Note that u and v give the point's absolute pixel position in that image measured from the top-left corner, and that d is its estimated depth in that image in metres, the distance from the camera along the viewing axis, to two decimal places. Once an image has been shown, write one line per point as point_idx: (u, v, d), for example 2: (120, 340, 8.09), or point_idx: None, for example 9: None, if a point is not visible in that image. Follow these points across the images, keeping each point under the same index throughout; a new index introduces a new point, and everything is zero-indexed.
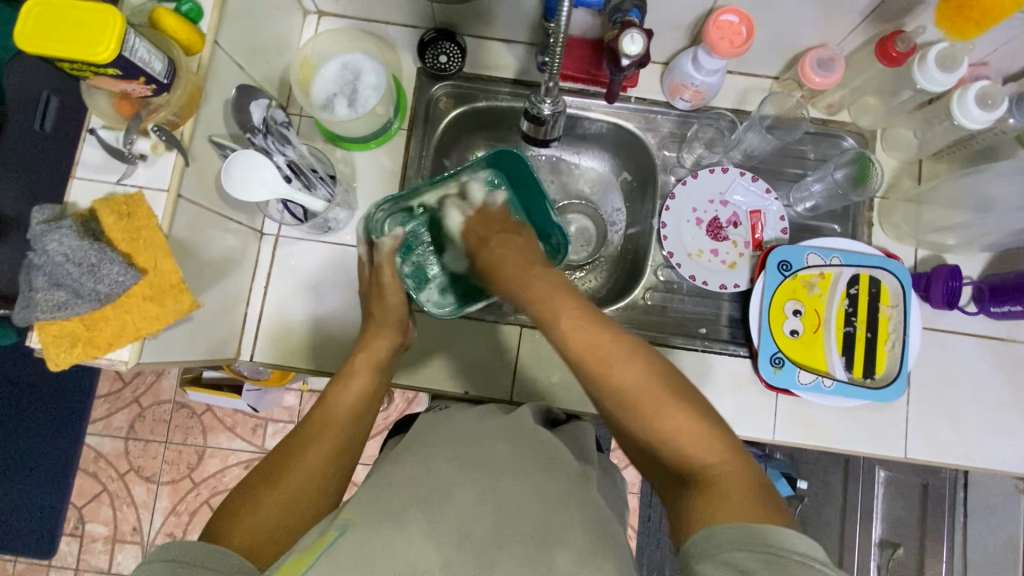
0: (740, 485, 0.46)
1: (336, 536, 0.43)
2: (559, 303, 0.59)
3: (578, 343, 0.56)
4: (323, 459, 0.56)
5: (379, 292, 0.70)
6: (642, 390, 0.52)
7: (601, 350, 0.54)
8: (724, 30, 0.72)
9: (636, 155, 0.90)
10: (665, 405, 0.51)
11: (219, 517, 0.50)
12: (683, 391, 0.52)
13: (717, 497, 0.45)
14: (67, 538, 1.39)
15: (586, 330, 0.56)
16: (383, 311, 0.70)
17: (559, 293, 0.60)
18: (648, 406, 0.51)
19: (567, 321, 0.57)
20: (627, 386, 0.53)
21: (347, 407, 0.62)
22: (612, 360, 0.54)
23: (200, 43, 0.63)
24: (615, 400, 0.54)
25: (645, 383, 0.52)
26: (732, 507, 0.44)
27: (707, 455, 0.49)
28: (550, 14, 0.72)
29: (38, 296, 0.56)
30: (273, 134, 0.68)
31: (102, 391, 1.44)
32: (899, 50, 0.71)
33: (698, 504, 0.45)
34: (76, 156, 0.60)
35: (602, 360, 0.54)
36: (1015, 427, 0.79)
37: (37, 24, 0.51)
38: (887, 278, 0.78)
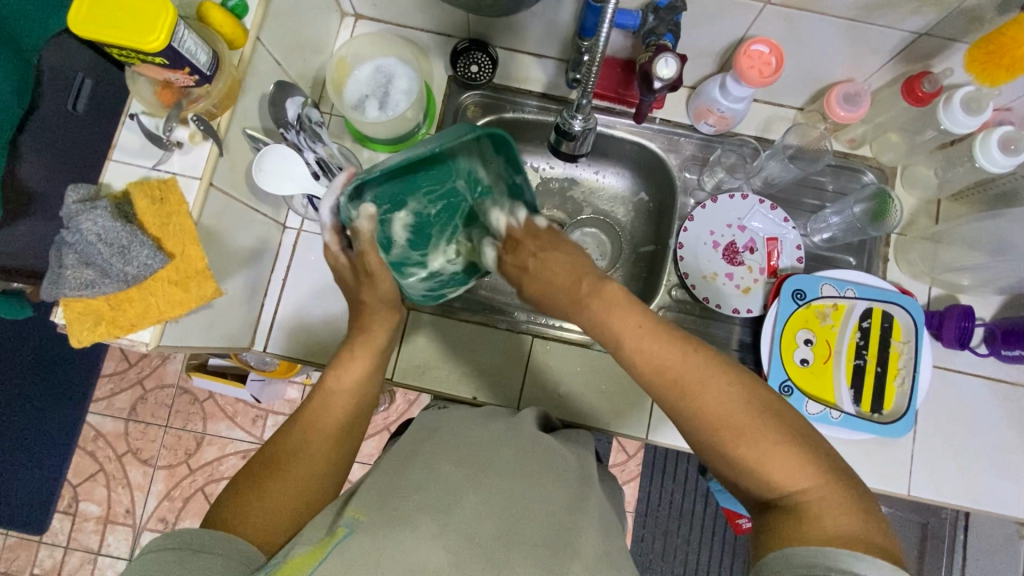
0: (830, 506, 0.47)
1: (344, 536, 0.44)
2: (626, 316, 0.55)
3: (660, 367, 0.53)
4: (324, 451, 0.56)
5: (368, 281, 0.63)
6: (731, 416, 0.50)
7: (673, 372, 0.52)
8: (755, 59, 0.73)
9: (657, 176, 0.91)
10: (751, 427, 0.50)
11: (223, 502, 0.51)
12: (772, 411, 0.50)
13: (807, 521, 0.47)
14: (60, 515, 1.39)
15: (663, 349, 0.53)
16: (376, 297, 0.64)
17: (623, 303, 0.56)
18: (733, 426, 0.50)
19: (631, 340, 0.54)
20: (711, 412, 0.51)
21: (349, 391, 0.60)
22: (695, 385, 0.51)
23: (243, 39, 0.64)
24: (694, 421, 0.52)
25: (727, 403, 0.51)
26: (823, 532, 0.46)
27: (798, 478, 0.48)
28: (586, 32, 0.74)
29: (67, 273, 0.57)
30: (305, 130, 0.70)
31: (107, 370, 1.45)
32: (925, 91, 0.73)
33: (789, 526, 0.47)
34: (115, 138, 0.62)
35: (682, 385, 0.52)
36: (1021, 472, 0.79)
37: (91, 11, 0.52)
38: (900, 314, 0.79)
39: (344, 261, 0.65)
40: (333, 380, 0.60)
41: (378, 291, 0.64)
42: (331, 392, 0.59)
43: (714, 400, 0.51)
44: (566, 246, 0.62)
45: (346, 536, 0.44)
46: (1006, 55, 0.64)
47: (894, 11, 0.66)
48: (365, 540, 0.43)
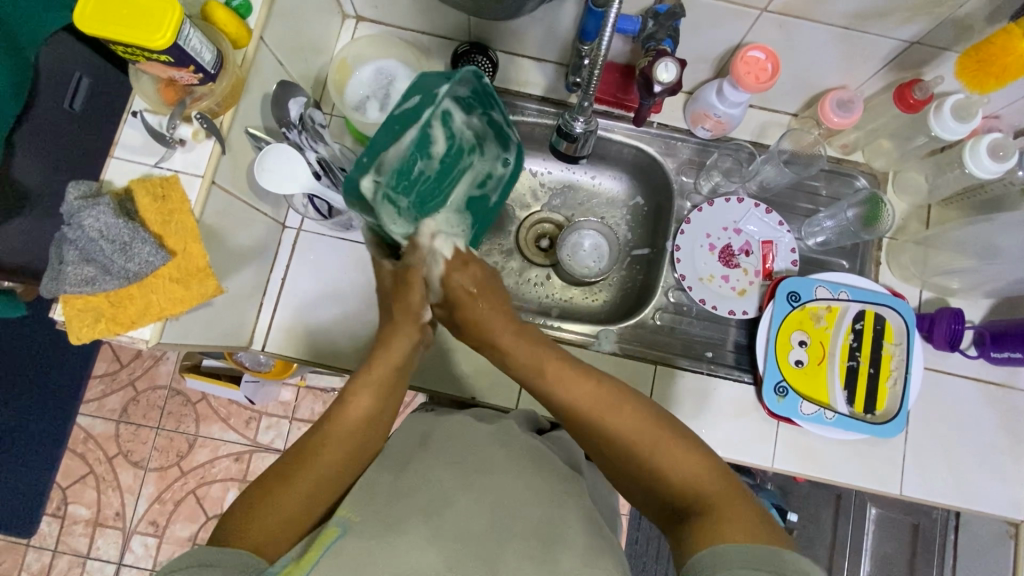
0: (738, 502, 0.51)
1: (336, 537, 0.45)
2: (543, 353, 0.59)
3: (580, 396, 0.57)
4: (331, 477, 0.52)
5: (402, 289, 0.58)
6: (642, 429, 0.55)
7: (593, 401, 0.57)
8: (751, 65, 0.74)
9: (653, 180, 0.92)
10: (666, 440, 0.55)
11: (234, 512, 0.48)
12: (671, 425, 0.56)
13: (721, 515, 0.49)
14: (48, 518, 1.37)
15: (577, 382, 0.57)
16: (404, 310, 0.58)
17: (544, 344, 0.60)
18: (649, 441, 0.55)
19: (554, 369, 0.58)
20: (623, 432, 0.56)
21: (360, 418, 0.55)
22: (610, 410, 0.56)
23: (246, 38, 0.65)
24: (617, 437, 0.56)
25: (639, 422, 0.56)
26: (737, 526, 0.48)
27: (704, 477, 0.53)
28: (586, 37, 0.74)
29: (68, 270, 0.57)
30: (307, 131, 0.70)
31: (98, 371, 1.43)
32: (916, 98, 0.75)
33: (713, 522, 0.49)
34: (116, 136, 0.62)
35: (595, 409, 0.56)
36: (1009, 472, 0.81)
37: (98, 8, 0.52)
38: (892, 316, 0.80)
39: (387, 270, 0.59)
40: (345, 406, 0.54)
41: (398, 311, 0.58)
42: (345, 412, 0.54)
43: (628, 418, 0.56)
44: (497, 283, 0.62)
45: (337, 538, 0.45)
46: (997, 62, 0.66)
47: (888, 20, 0.68)
48: (358, 543, 0.44)
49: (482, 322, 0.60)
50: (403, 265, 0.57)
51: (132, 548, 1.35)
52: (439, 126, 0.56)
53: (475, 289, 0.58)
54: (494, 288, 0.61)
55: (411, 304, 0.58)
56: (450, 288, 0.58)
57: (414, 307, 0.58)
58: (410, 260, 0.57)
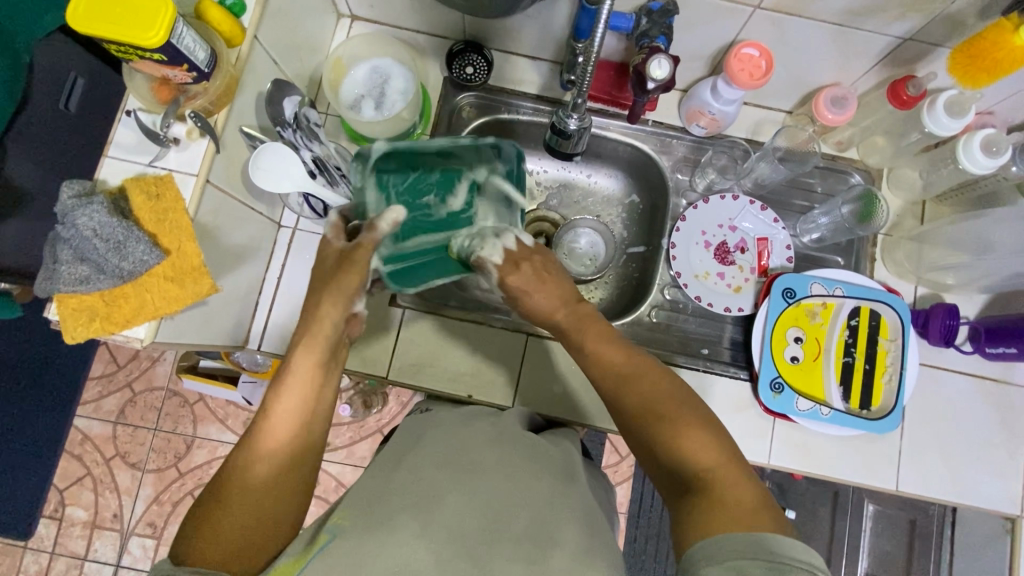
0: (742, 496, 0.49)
1: (327, 541, 0.46)
2: (585, 324, 0.62)
3: (610, 365, 0.59)
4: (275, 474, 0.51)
5: (341, 267, 0.58)
6: (662, 403, 0.55)
7: (621, 369, 0.59)
8: (745, 62, 0.74)
9: (649, 178, 0.92)
10: (682, 421, 0.54)
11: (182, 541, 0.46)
12: (693, 408, 0.55)
13: (720, 507, 0.48)
14: (46, 520, 1.37)
15: (613, 351, 0.60)
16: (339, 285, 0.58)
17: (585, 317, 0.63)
18: (666, 416, 0.55)
19: (593, 338, 0.61)
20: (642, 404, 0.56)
21: (294, 413, 0.53)
22: (635, 379, 0.57)
23: (240, 37, 0.65)
24: (636, 407, 0.56)
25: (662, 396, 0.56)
26: (730, 517, 0.47)
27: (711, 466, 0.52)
28: (580, 35, 0.75)
29: (62, 269, 0.57)
30: (302, 129, 0.70)
31: (95, 372, 1.43)
32: (910, 94, 0.75)
33: (711, 513, 0.48)
34: (110, 135, 0.62)
35: (623, 378, 0.58)
36: (1004, 467, 0.81)
37: (91, 7, 0.52)
38: (887, 312, 0.81)
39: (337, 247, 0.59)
40: (274, 403, 0.53)
41: (327, 297, 0.58)
42: (281, 405, 0.53)
43: (648, 390, 0.56)
44: (559, 272, 0.66)
45: (329, 542, 0.46)
46: (988, 57, 0.66)
47: (881, 16, 0.68)
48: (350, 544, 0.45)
49: (538, 306, 0.65)
50: (353, 244, 0.58)
51: (130, 550, 1.35)
52: (463, 187, 0.69)
53: (527, 285, 0.64)
54: (550, 276, 0.65)
55: (345, 287, 0.58)
56: (511, 288, 0.65)
57: (350, 289, 0.58)
58: (364, 238, 0.58)
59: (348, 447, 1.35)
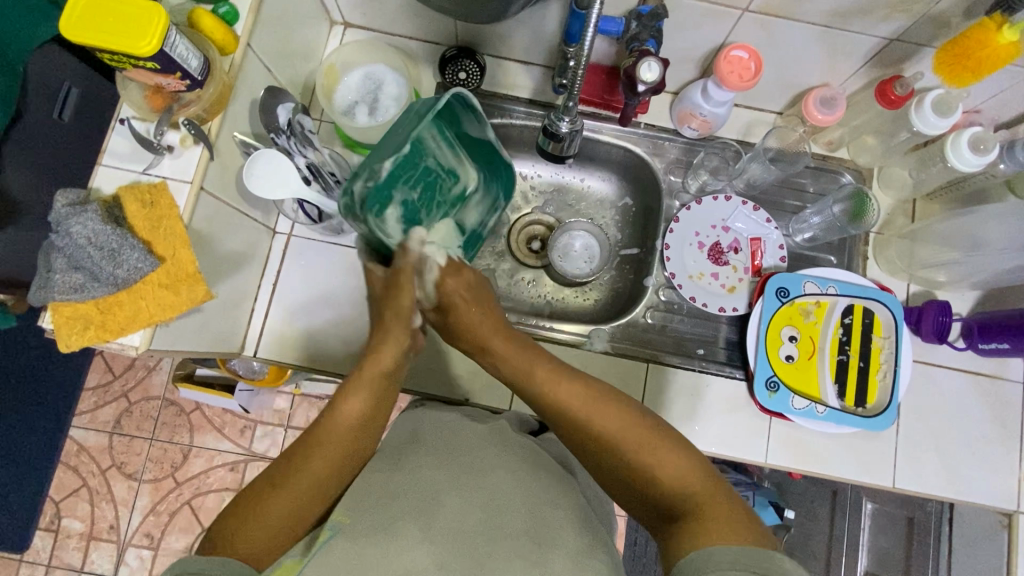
0: (722, 507, 0.50)
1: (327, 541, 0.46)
2: (532, 358, 0.57)
3: (563, 401, 0.56)
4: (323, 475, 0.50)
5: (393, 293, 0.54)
6: (628, 431, 0.54)
7: (580, 403, 0.55)
8: (734, 64, 0.75)
9: (641, 181, 0.93)
10: (654, 443, 0.53)
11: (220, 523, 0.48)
12: (660, 427, 0.55)
13: (706, 524, 0.49)
14: (41, 533, 1.36)
15: (563, 383, 0.56)
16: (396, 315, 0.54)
17: (531, 349, 0.58)
18: (635, 446, 0.53)
19: (544, 374, 0.56)
20: (606, 433, 0.54)
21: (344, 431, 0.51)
22: (594, 411, 0.55)
23: (234, 45, 0.65)
24: (600, 441, 0.55)
25: (624, 427, 0.54)
26: (720, 532, 0.48)
27: (688, 482, 0.52)
28: (572, 39, 0.75)
29: (56, 277, 0.57)
30: (296, 136, 0.70)
31: (91, 383, 1.42)
32: (897, 94, 0.75)
33: (695, 532, 0.48)
34: (104, 143, 0.62)
35: (579, 411, 0.55)
36: (999, 463, 0.81)
37: (83, 17, 0.53)
38: (880, 310, 0.81)
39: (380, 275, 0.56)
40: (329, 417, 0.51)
41: (387, 318, 0.54)
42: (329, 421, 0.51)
43: (608, 424, 0.54)
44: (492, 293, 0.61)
45: (330, 538, 0.46)
46: (972, 56, 0.67)
47: (867, 17, 0.69)
48: (349, 548, 0.45)
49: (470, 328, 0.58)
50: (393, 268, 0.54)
51: (126, 561, 1.34)
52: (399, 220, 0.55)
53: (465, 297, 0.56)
54: (480, 301, 0.58)
55: (402, 308, 0.54)
56: (446, 295, 0.56)
57: (406, 311, 0.54)
58: (399, 262, 0.54)
59: None
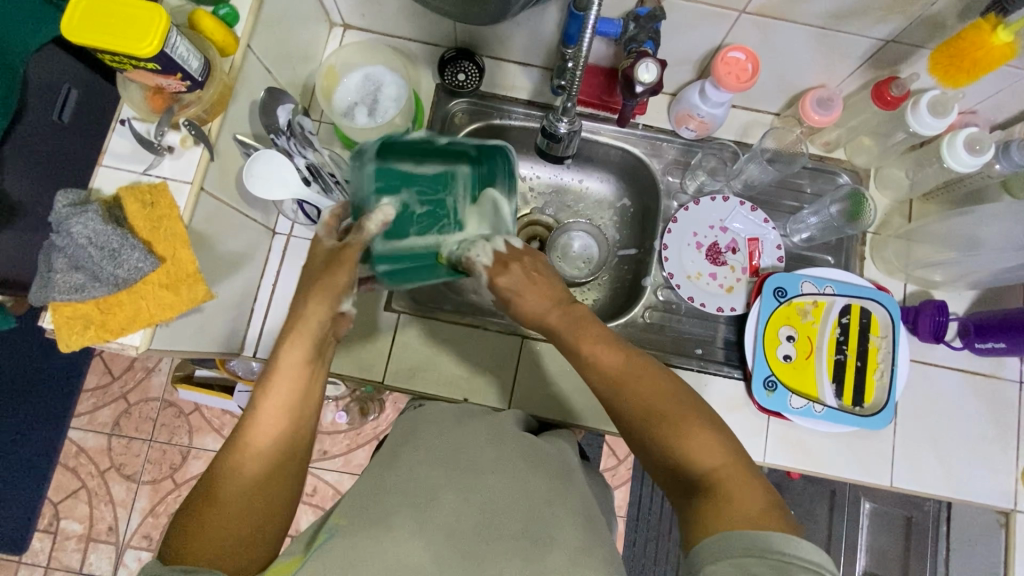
0: (743, 489, 0.50)
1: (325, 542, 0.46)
2: (580, 326, 0.60)
3: (605, 370, 0.57)
4: (272, 458, 0.51)
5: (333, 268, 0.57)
6: (659, 403, 0.54)
7: (619, 373, 0.57)
8: (731, 66, 0.76)
9: (639, 182, 0.93)
10: (683, 419, 0.54)
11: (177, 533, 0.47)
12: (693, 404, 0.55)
13: (723, 505, 0.49)
14: (40, 534, 1.36)
15: (607, 351, 0.58)
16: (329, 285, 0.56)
17: (581, 318, 0.60)
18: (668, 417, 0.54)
19: (588, 341, 0.59)
20: (642, 402, 0.55)
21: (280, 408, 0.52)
22: (632, 380, 0.56)
23: (234, 46, 0.66)
24: (632, 411, 0.55)
25: (659, 398, 0.55)
26: (736, 516, 0.47)
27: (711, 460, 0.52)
28: (569, 41, 0.76)
29: (57, 277, 0.57)
30: (296, 137, 0.69)
31: (89, 385, 1.42)
32: (893, 95, 0.76)
33: (712, 513, 0.48)
34: (105, 144, 0.62)
35: (619, 381, 0.56)
36: (996, 462, 0.82)
37: (85, 18, 0.53)
38: (877, 310, 0.82)
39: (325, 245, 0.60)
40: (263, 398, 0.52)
41: (315, 293, 0.56)
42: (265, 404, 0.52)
43: (644, 393, 0.55)
44: (548, 271, 0.64)
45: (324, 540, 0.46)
46: (968, 57, 0.68)
47: (862, 19, 0.70)
48: (347, 542, 0.45)
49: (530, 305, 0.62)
50: (340, 245, 0.58)
51: (125, 563, 1.33)
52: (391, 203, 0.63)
53: (518, 284, 0.61)
54: (540, 278, 0.63)
55: (334, 284, 0.57)
56: (500, 289, 0.62)
57: (337, 286, 0.57)
58: (352, 239, 0.59)
59: (345, 455, 1.34)
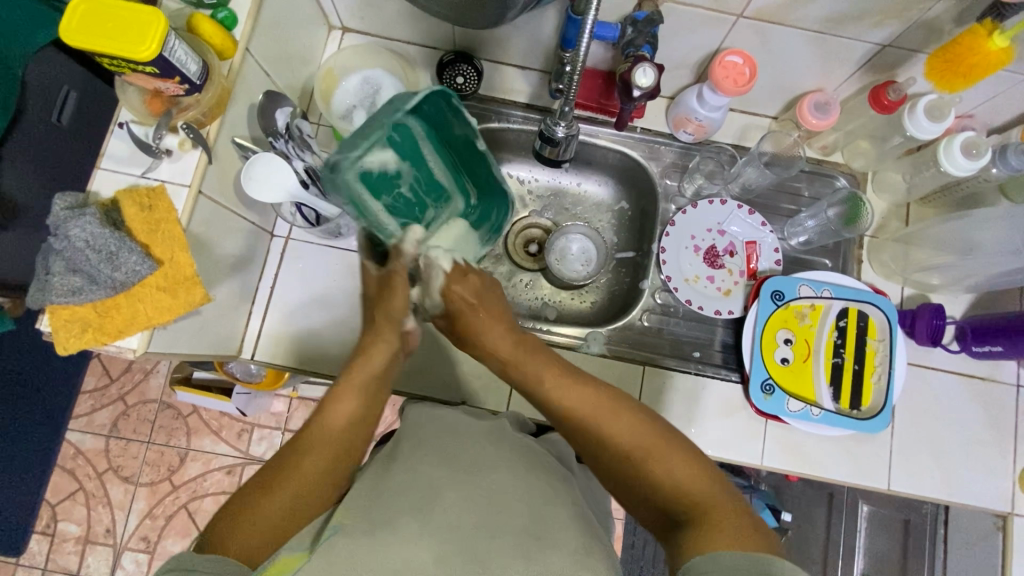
0: (731, 514, 0.49)
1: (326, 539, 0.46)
2: (542, 363, 0.62)
3: (572, 407, 0.59)
4: (320, 465, 0.53)
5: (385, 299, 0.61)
6: (637, 437, 0.56)
7: (587, 408, 0.58)
8: (729, 70, 0.76)
9: (637, 185, 0.93)
10: (663, 451, 0.55)
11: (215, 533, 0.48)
12: (671, 435, 0.56)
13: (713, 529, 0.48)
14: (37, 536, 1.36)
15: (571, 388, 0.59)
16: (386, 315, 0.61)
17: (539, 355, 0.63)
18: (645, 451, 0.55)
19: (553, 380, 0.60)
20: (615, 438, 0.56)
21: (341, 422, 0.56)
22: (601, 416, 0.57)
23: (232, 49, 0.66)
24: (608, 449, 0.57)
25: (634, 432, 0.56)
26: (726, 538, 0.47)
27: (697, 489, 0.52)
28: (568, 44, 0.76)
29: (54, 280, 0.57)
30: (294, 140, 0.71)
31: (87, 386, 1.42)
32: (890, 99, 0.77)
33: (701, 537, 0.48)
34: (103, 147, 0.62)
35: (587, 417, 0.58)
36: (993, 465, 0.82)
37: (83, 21, 0.53)
38: (875, 313, 0.82)
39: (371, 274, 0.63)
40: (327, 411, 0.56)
41: (378, 315, 0.61)
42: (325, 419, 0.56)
43: (616, 428, 0.56)
44: (496, 300, 0.65)
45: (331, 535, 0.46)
46: (965, 62, 0.68)
47: (860, 24, 0.70)
48: (349, 543, 0.44)
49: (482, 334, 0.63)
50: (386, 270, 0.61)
51: (122, 565, 1.33)
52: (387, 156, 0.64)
53: (473, 299, 0.62)
54: (488, 302, 0.64)
55: (392, 308, 0.60)
56: (450, 297, 0.62)
57: (396, 309, 0.60)
58: (393, 265, 0.61)
59: None
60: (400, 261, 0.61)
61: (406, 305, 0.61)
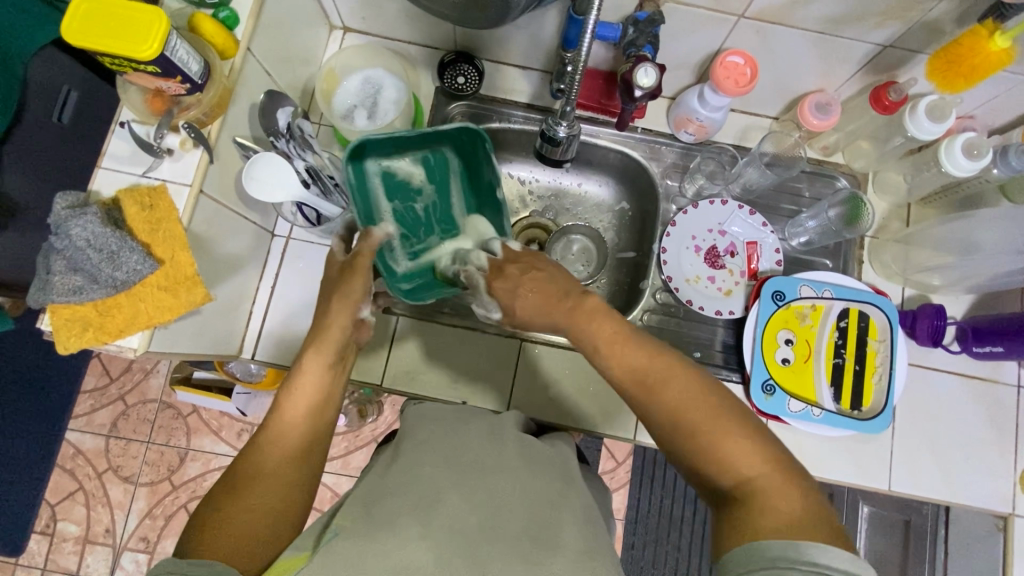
0: (778, 495, 0.48)
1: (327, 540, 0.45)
2: (594, 323, 0.59)
3: (626, 369, 0.56)
4: (286, 458, 0.52)
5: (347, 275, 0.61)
6: (690, 407, 0.53)
7: (641, 373, 0.55)
8: (730, 70, 0.76)
9: (638, 186, 0.93)
10: (717, 425, 0.51)
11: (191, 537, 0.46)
12: (726, 405, 0.53)
13: (757, 512, 0.47)
14: (37, 536, 1.35)
15: (626, 350, 0.57)
16: (345, 299, 0.60)
17: (598, 315, 0.59)
18: (700, 423, 0.52)
19: (607, 341, 0.58)
20: (668, 405, 0.53)
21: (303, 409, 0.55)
22: (656, 381, 0.54)
23: (234, 49, 0.66)
24: (659, 415, 0.54)
25: (688, 401, 0.53)
26: (772, 524, 0.46)
27: (745, 467, 0.50)
28: (569, 44, 0.76)
29: (55, 279, 0.57)
30: (296, 139, 0.69)
31: (87, 386, 1.42)
32: (891, 100, 0.77)
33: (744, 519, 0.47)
34: (104, 146, 0.62)
35: (643, 381, 0.55)
36: (995, 466, 0.82)
37: (85, 21, 0.53)
38: (876, 313, 0.82)
39: (341, 259, 0.64)
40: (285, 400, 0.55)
41: (334, 301, 0.60)
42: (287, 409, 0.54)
43: (670, 396, 0.53)
44: (549, 270, 0.63)
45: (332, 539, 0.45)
46: (965, 63, 0.68)
47: (860, 24, 0.70)
48: (348, 544, 0.44)
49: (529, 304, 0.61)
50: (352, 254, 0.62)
51: (122, 565, 1.33)
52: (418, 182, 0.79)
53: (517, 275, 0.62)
54: (539, 275, 0.62)
55: (351, 292, 0.60)
56: (497, 293, 0.63)
57: (356, 294, 0.60)
58: (359, 246, 0.62)
59: (344, 458, 1.34)
60: (367, 244, 0.62)
61: (366, 289, 0.61)
